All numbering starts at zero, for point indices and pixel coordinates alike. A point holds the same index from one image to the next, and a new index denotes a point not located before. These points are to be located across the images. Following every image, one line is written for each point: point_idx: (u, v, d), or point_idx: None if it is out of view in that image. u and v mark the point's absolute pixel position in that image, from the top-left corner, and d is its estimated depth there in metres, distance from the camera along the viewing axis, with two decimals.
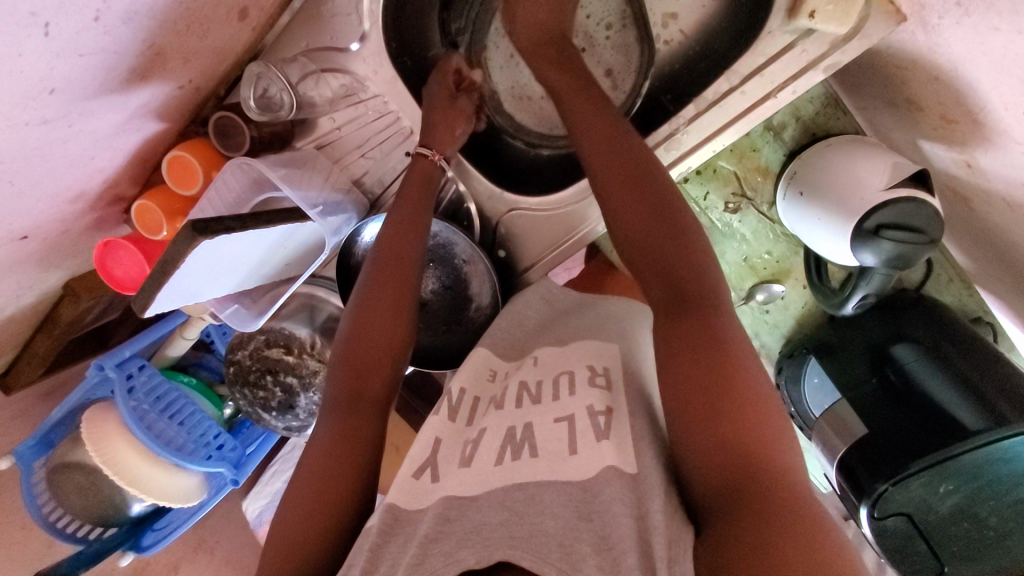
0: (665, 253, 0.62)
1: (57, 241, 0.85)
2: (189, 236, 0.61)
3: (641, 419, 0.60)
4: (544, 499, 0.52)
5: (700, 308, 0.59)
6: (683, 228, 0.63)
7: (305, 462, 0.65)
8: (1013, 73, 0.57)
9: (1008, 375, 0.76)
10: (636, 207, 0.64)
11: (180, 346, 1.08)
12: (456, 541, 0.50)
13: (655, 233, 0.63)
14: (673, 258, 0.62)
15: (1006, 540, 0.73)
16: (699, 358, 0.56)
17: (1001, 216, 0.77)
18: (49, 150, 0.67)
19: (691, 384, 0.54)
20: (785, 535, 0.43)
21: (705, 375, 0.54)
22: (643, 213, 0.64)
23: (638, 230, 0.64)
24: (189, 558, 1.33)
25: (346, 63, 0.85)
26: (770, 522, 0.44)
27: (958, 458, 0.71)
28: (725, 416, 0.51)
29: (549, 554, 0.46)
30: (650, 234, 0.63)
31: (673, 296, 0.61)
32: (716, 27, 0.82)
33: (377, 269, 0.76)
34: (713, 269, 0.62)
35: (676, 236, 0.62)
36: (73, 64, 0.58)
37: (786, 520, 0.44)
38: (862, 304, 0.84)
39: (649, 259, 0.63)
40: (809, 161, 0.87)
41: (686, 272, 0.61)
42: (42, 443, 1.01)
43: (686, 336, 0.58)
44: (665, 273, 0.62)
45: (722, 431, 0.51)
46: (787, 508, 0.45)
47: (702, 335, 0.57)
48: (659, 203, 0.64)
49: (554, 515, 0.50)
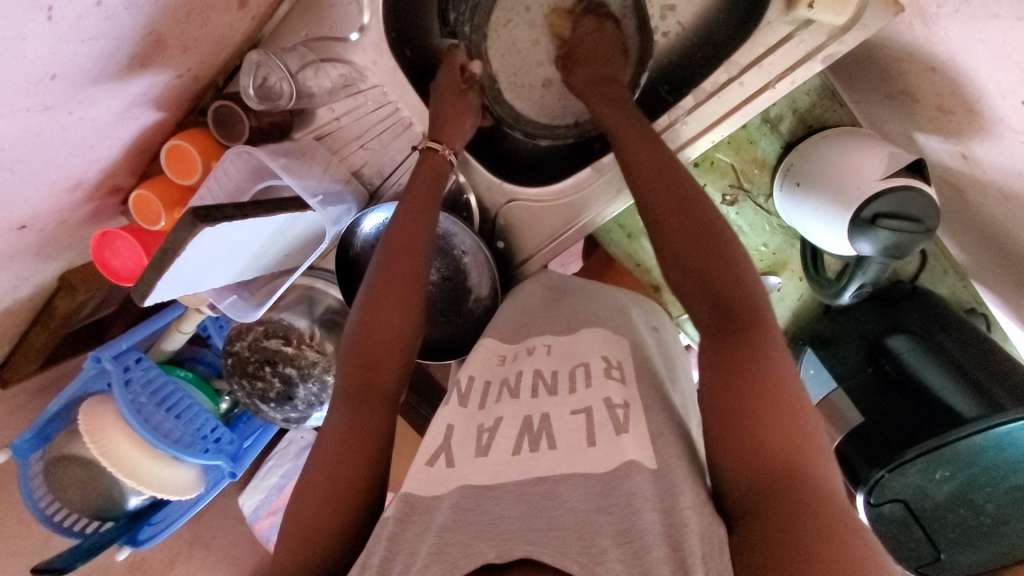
0: (711, 275, 0.63)
1: (55, 231, 0.85)
2: (191, 223, 0.62)
3: (659, 416, 0.60)
4: (563, 494, 0.53)
5: (747, 327, 0.60)
6: (727, 254, 0.64)
7: (316, 455, 0.64)
8: (1013, 60, 0.57)
9: (1002, 363, 0.76)
10: (679, 232, 0.66)
11: (177, 339, 1.08)
12: (474, 533, 0.50)
13: (696, 243, 0.64)
14: (715, 274, 0.63)
15: (1001, 527, 0.74)
16: (741, 371, 0.57)
17: (995, 206, 0.78)
18: (49, 137, 0.66)
19: (735, 394, 0.56)
20: (812, 530, 0.44)
21: (742, 384, 0.56)
22: (687, 230, 0.65)
23: (682, 246, 0.65)
24: (186, 555, 1.32)
25: (346, 53, 0.85)
26: (800, 520, 0.46)
27: (953, 445, 0.71)
28: (762, 424, 0.53)
29: (570, 550, 0.46)
30: (694, 252, 0.64)
31: (722, 316, 0.62)
32: (715, 18, 0.82)
33: (386, 263, 0.76)
34: (755, 289, 0.63)
35: (718, 260, 0.63)
36: (75, 50, 0.58)
37: (811, 514, 0.46)
38: (860, 293, 0.85)
39: (697, 276, 0.64)
40: (806, 153, 0.88)
41: (731, 286, 0.62)
42: (40, 437, 1.00)
43: (735, 354, 0.59)
44: (711, 294, 0.63)
45: (758, 437, 0.52)
46: (811, 505, 0.46)
47: (746, 353, 0.58)
48: (706, 228, 0.65)
49: (574, 509, 0.51)
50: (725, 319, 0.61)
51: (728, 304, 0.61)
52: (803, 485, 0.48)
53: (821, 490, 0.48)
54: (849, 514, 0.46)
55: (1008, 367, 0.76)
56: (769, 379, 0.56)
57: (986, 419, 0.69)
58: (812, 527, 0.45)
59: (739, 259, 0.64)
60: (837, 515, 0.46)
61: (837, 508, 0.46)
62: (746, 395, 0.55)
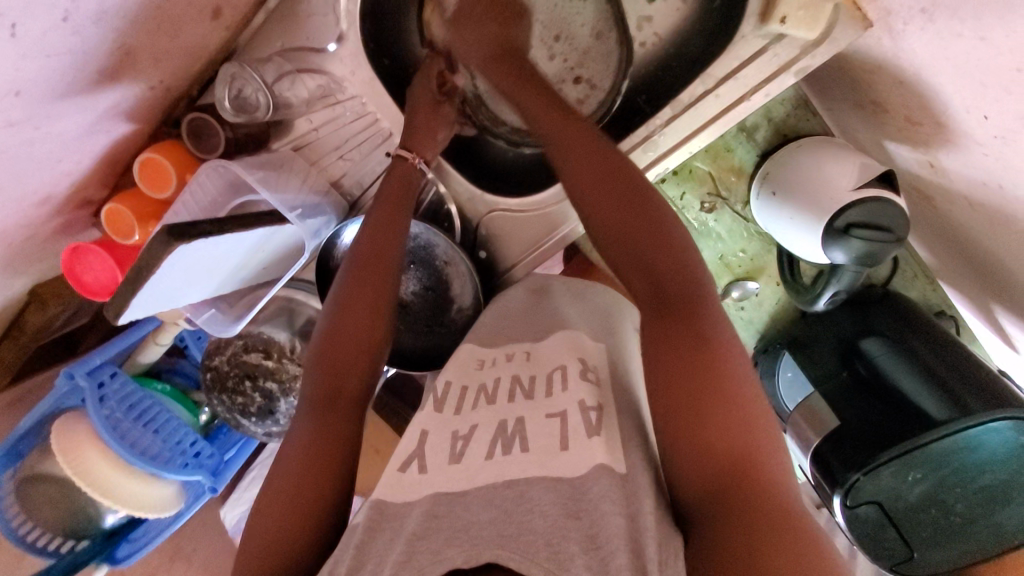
0: (654, 258, 0.62)
1: (23, 246, 0.83)
2: (166, 239, 0.61)
3: (627, 420, 0.61)
4: (532, 496, 0.52)
5: (682, 307, 0.59)
6: (667, 235, 0.63)
7: (280, 465, 0.64)
8: (975, 77, 0.59)
9: (971, 365, 0.79)
10: (623, 215, 0.63)
11: (154, 351, 1.05)
12: (443, 538, 0.50)
13: (627, 220, 0.63)
14: (648, 251, 0.62)
15: (971, 526, 0.76)
16: (685, 363, 0.56)
17: (962, 215, 0.80)
18: (14, 152, 0.64)
19: (680, 384, 0.55)
20: (768, 543, 0.44)
21: (689, 376, 0.55)
22: (621, 209, 0.64)
23: (617, 225, 0.63)
24: (166, 568, 1.31)
25: (323, 63, 0.83)
26: (759, 530, 0.45)
27: (927, 447, 0.73)
28: (711, 420, 0.52)
29: (537, 553, 0.46)
30: (627, 226, 0.63)
31: (656, 295, 0.61)
32: (691, 29, 0.83)
33: (354, 272, 0.75)
34: (691, 263, 0.62)
35: (660, 241, 0.62)
36: (40, 65, 0.56)
37: (765, 523, 0.45)
38: (834, 300, 0.87)
39: (631, 256, 0.63)
40: (781, 162, 0.90)
41: (666, 267, 0.61)
42: (12, 453, 0.97)
43: (675, 335, 0.58)
44: (647, 271, 0.62)
45: (711, 438, 0.51)
46: (767, 513, 0.46)
47: (685, 338, 0.57)
48: (651, 213, 0.63)
49: (543, 512, 0.50)
50: (659, 297, 0.61)
51: (662, 283, 0.61)
52: (760, 492, 0.48)
53: (772, 494, 0.48)
54: (805, 520, 0.47)
55: (976, 369, 0.78)
56: (716, 371, 0.55)
57: (962, 420, 0.72)
58: (764, 536, 0.45)
59: (675, 234, 0.63)
60: (797, 527, 0.46)
61: (794, 519, 0.46)
62: (693, 386, 0.54)
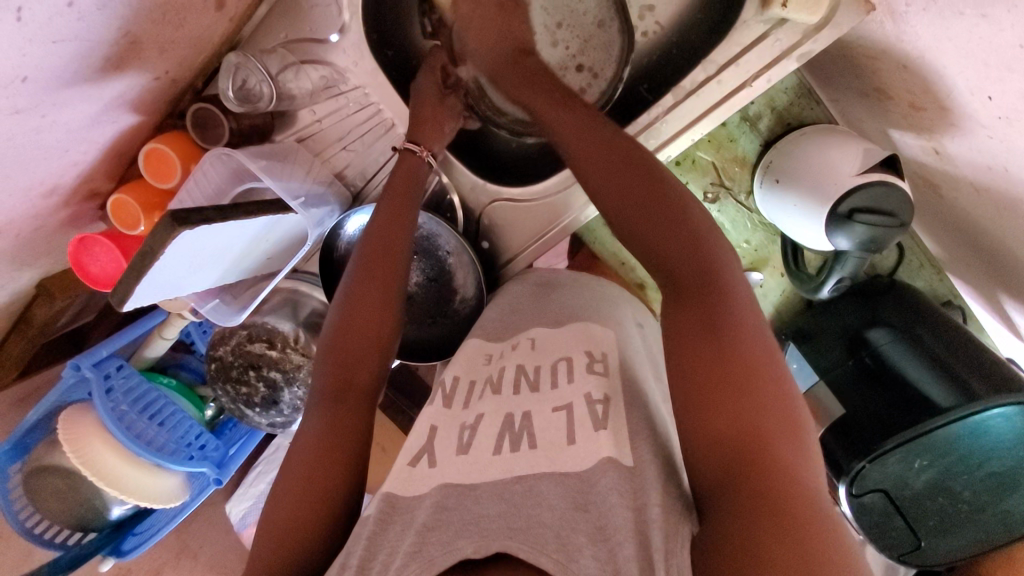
0: (666, 246, 0.61)
1: (31, 236, 0.84)
2: (170, 225, 0.61)
3: (630, 407, 0.61)
4: (542, 491, 0.52)
5: (699, 296, 0.58)
6: (681, 220, 0.61)
7: (292, 456, 0.64)
8: (978, 57, 0.58)
9: (983, 358, 0.76)
10: (636, 208, 0.63)
11: (159, 346, 1.06)
12: (453, 530, 0.50)
13: (644, 208, 0.63)
14: (659, 237, 0.62)
15: (980, 514, 0.75)
16: (696, 348, 0.55)
17: (967, 200, 0.79)
18: (21, 141, 0.65)
19: (691, 376, 0.54)
20: (777, 536, 0.43)
21: (705, 364, 0.54)
22: (632, 195, 0.64)
23: (630, 212, 0.64)
24: (173, 564, 1.32)
25: (326, 55, 0.85)
26: (768, 519, 0.44)
27: (933, 433, 0.73)
28: (719, 411, 0.51)
29: (546, 545, 0.46)
30: (640, 214, 0.63)
31: (669, 282, 0.61)
32: (691, 17, 0.84)
33: (363, 264, 0.76)
34: (711, 244, 0.60)
35: (673, 222, 0.61)
36: (47, 52, 0.57)
37: (773, 512, 0.44)
38: (837, 287, 0.87)
39: (640, 241, 0.63)
40: (785, 150, 0.89)
41: (683, 255, 0.60)
42: (18, 447, 0.98)
43: (690, 322, 0.57)
44: (664, 258, 0.61)
45: (722, 428, 0.50)
46: (782, 505, 0.45)
47: (701, 322, 0.57)
48: (661, 197, 0.63)
49: (551, 505, 0.50)
50: (672, 284, 0.61)
51: (674, 270, 0.60)
52: (768, 482, 0.46)
53: (784, 482, 0.46)
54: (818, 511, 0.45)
55: (986, 360, 0.76)
56: (731, 360, 0.53)
57: (961, 409, 0.71)
58: (770, 525, 0.43)
59: (692, 212, 0.62)
60: (808, 518, 0.44)
61: (808, 509, 0.44)
62: (704, 378, 0.53)
